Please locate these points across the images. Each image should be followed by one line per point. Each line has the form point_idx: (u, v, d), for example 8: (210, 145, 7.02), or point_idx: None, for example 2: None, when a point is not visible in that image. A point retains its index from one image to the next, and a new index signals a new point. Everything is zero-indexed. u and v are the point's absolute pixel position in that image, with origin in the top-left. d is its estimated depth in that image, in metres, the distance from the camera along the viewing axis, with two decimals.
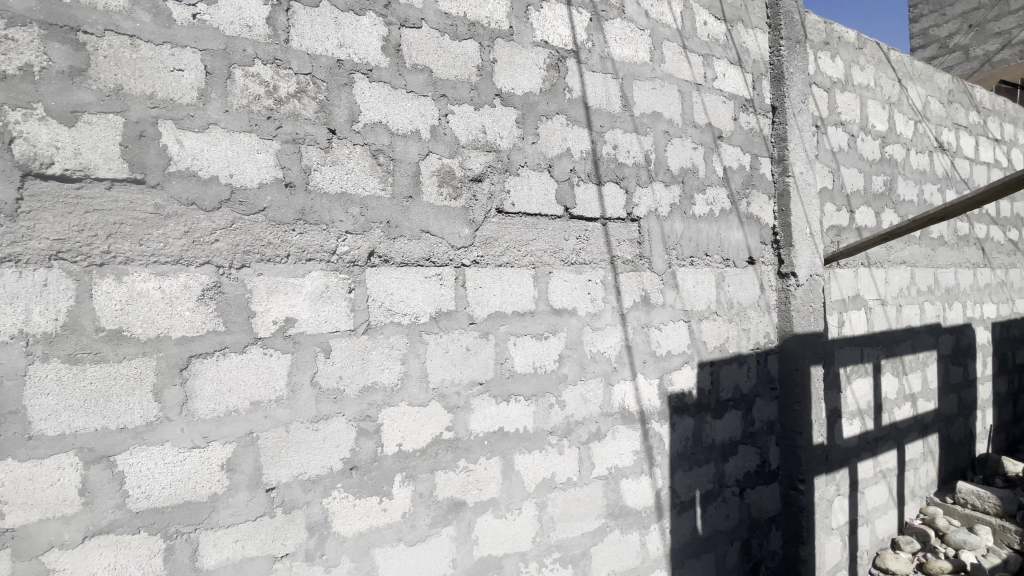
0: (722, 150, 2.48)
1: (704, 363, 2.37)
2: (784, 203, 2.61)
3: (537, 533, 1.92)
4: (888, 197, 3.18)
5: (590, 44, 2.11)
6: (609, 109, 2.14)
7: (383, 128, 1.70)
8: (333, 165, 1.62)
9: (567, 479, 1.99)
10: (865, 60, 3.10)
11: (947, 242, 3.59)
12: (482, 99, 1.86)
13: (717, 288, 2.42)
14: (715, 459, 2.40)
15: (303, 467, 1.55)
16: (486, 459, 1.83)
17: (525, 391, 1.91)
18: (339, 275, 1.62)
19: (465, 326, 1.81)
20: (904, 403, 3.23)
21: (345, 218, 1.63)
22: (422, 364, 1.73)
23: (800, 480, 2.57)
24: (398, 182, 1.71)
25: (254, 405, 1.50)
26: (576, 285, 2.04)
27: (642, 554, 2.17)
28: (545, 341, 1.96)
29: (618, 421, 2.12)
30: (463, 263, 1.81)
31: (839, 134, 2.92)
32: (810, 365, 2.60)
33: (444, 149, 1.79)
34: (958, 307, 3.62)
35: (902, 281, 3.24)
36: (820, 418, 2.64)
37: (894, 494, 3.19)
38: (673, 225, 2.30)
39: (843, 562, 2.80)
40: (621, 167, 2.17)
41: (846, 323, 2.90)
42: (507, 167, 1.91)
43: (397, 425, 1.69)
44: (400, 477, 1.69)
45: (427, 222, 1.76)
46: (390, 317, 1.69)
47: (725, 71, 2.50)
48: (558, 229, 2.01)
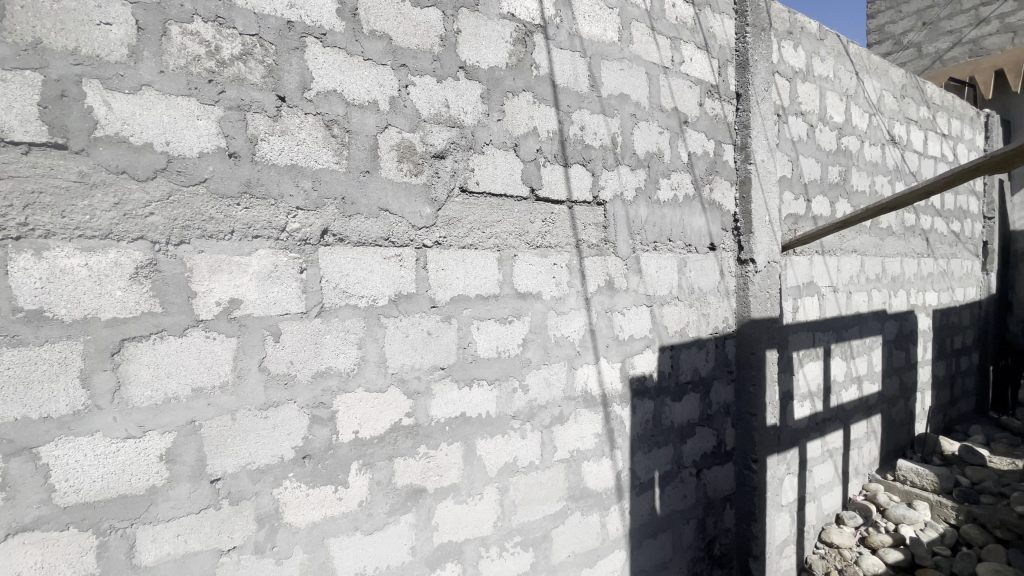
0: (687, 136, 2.48)
1: (665, 347, 2.40)
2: (745, 190, 2.65)
3: (498, 517, 1.90)
4: (842, 187, 3.29)
5: (559, 19, 2.05)
6: (576, 89, 2.10)
7: (338, 97, 1.59)
8: (283, 134, 1.51)
9: (529, 463, 1.98)
10: (825, 52, 3.17)
11: (894, 233, 3.76)
12: (445, 71, 1.78)
13: (679, 273, 2.45)
14: (674, 441, 2.45)
15: (252, 456, 1.47)
16: (447, 445, 1.79)
17: (488, 376, 1.88)
18: (289, 254, 1.52)
19: (426, 310, 1.75)
20: (849, 385, 3.39)
21: (296, 192, 1.53)
22: (381, 348, 1.67)
23: (753, 460, 2.66)
24: (354, 156, 1.62)
25: (196, 393, 1.40)
26: (541, 269, 2.00)
27: (603, 535, 2.20)
28: (509, 326, 1.92)
29: (581, 405, 2.12)
30: (425, 243, 1.74)
31: (799, 124, 2.99)
32: (765, 349, 2.67)
33: (404, 122, 1.71)
34: (900, 294, 3.82)
35: (852, 270, 3.38)
36: (774, 400, 2.73)
37: (838, 471, 3.37)
38: (638, 210, 2.30)
39: (790, 536, 2.93)
40: (588, 149, 2.14)
41: (800, 309, 3.00)
42: (472, 145, 1.84)
43: (354, 412, 1.62)
44: (357, 464, 1.63)
45: (386, 199, 1.67)
46: (345, 299, 1.60)
47: (692, 56, 2.50)
48: (524, 211, 1.96)
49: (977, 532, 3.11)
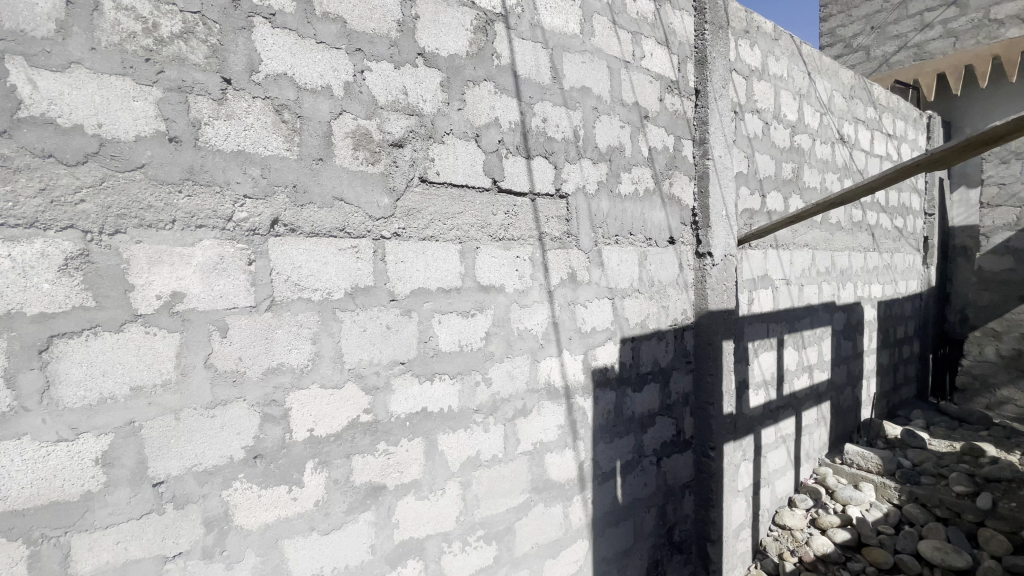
0: (648, 131, 2.51)
1: (626, 339, 2.43)
2: (703, 185, 2.71)
3: (460, 512, 1.88)
4: (795, 183, 3.41)
5: (520, 9, 2.03)
6: (538, 80, 2.09)
7: (289, 81, 1.53)
8: (229, 118, 1.43)
9: (492, 456, 1.97)
10: (780, 51, 3.27)
11: (843, 228, 3.94)
12: (402, 57, 1.73)
13: (640, 266, 2.48)
14: (635, 431, 2.49)
15: (198, 457, 1.39)
16: (408, 441, 1.76)
17: (450, 370, 1.85)
18: (236, 245, 1.45)
19: (385, 303, 1.70)
20: (801, 374, 3.53)
21: (243, 180, 1.46)
22: (337, 343, 1.61)
23: (711, 447, 2.74)
24: (306, 142, 1.56)
25: (135, 392, 1.32)
26: (503, 261, 1.99)
27: (566, 525, 2.21)
28: (471, 319, 1.90)
29: (544, 397, 2.12)
30: (383, 234, 1.70)
31: (755, 121, 3.07)
32: (722, 340, 2.75)
33: (360, 109, 1.65)
34: (848, 287, 4.00)
35: (804, 263, 3.52)
36: (731, 389, 2.81)
37: (791, 457, 3.51)
38: (600, 203, 2.31)
39: (746, 520, 3.04)
40: (551, 142, 2.13)
41: (755, 301, 3.09)
42: (431, 134, 1.80)
43: (308, 409, 1.56)
44: (312, 463, 1.57)
45: (341, 188, 1.62)
46: (298, 292, 1.54)
47: (652, 51, 2.52)
48: (486, 202, 1.94)
49: (917, 511, 3.30)
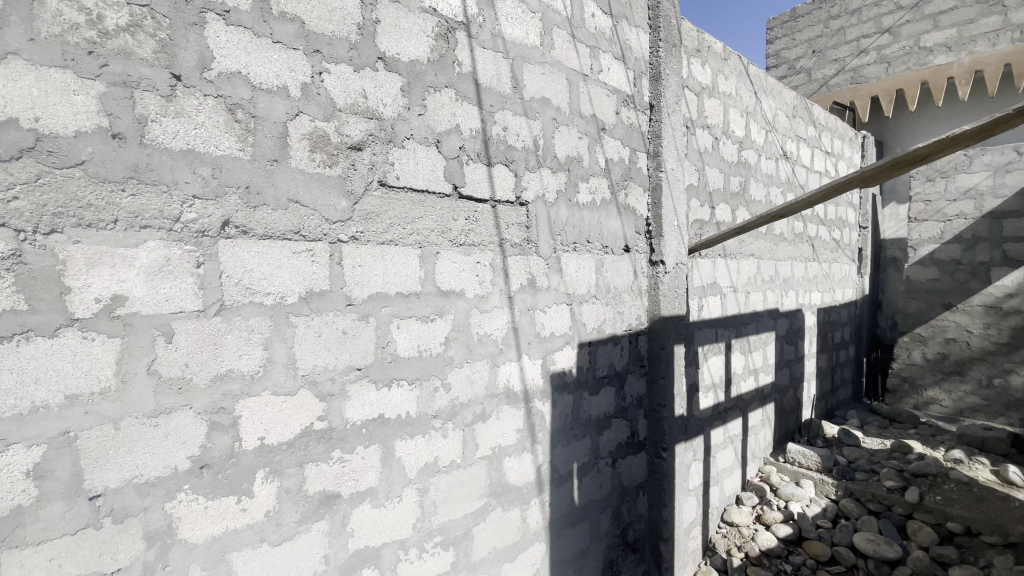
0: (605, 142, 2.59)
1: (583, 343, 2.49)
2: (657, 196, 2.82)
3: (418, 519, 1.87)
4: (742, 196, 3.59)
5: (481, 19, 2.06)
6: (499, 89, 2.12)
7: (243, 79, 1.49)
8: (178, 116, 1.39)
9: (450, 462, 1.97)
10: (728, 71, 3.44)
11: (786, 239, 4.17)
12: (362, 60, 1.72)
13: (597, 273, 2.55)
14: (591, 433, 2.54)
15: (139, 468, 1.33)
16: (364, 448, 1.73)
17: (408, 375, 1.84)
18: (183, 247, 1.40)
19: (341, 308, 1.68)
20: (747, 377, 3.71)
21: (192, 179, 1.41)
22: (290, 349, 1.58)
23: (663, 449, 2.84)
24: (260, 143, 1.52)
25: (70, 401, 1.24)
26: (464, 267, 2.00)
27: (523, 528, 2.23)
28: (431, 324, 1.90)
29: (503, 401, 2.14)
30: (340, 238, 1.67)
31: (705, 136, 3.22)
32: (674, 345, 2.85)
33: (318, 110, 1.63)
34: (791, 295, 4.24)
35: (750, 271, 3.70)
36: (682, 392, 2.92)
37: (739, 456, 3.67)
38: (559, 211, 2.37)
39: (696, 519, 3.16)
40: (511, 150, 2.17)
41: (705, 308, 3.23)
42: (391, 138, 1.79)
43: (259, 417, 1.52)
44: (262, 473, 1.53)
45: (297, 190, 1.59)
46: (249, 297, 1.50)
47: (610, 66, 2.61)
48: (446, 208, 1.95)
49: (852, 506, 3.51)
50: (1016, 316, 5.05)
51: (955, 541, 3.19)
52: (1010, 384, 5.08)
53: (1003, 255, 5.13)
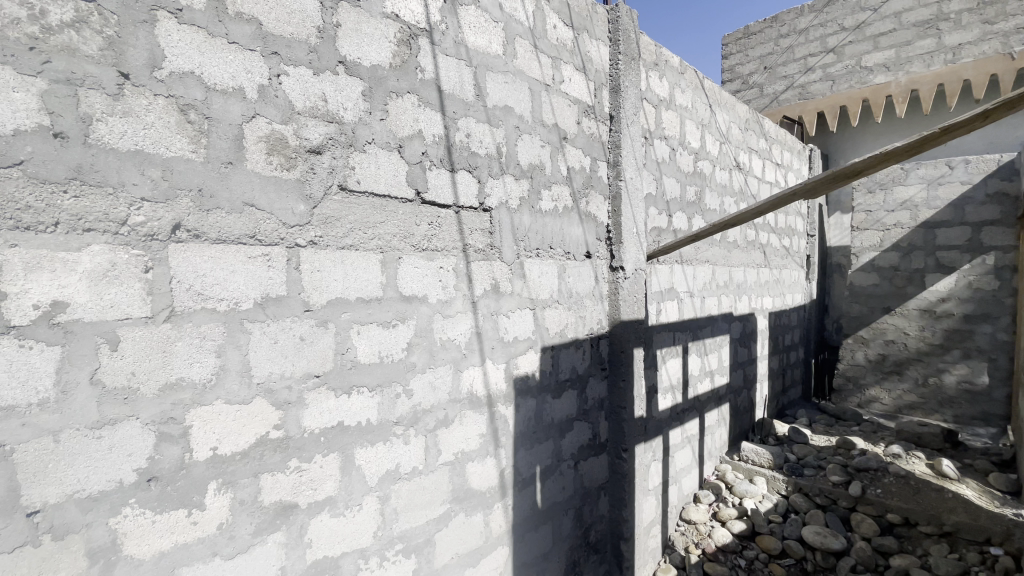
0: (566, 151, 2.65)
1: (546, 347, 2.53)
2: (617, 204, 2.89)
3: (378, 527, 1.85)
4: (698, 204, 3.73)
5: (444, 26, 2.07)
6: (462, 97, 2.14)
7: (196, 80, 1.45)
8: (125, 116, 1.34)
9: (412, 469, 1.95)
10: (685, 84, 3.58)
11: (739, 246, 4.36)
12: (322, 63, 1.71)
13: (559, 278, 2.60)
14: (554, 436, 2.58)
15: (82, 483, 1.27)
16: (322, 457, 1.70)
17: (369, 382, 1.82)
18: (130, 251, 1.34)
19: (299, 313, 1.65)
20: (704, 379, 3.84)
21: (141, 181, 1.36)
22: (244, 356, 1.54)
23: (624, 449, 2.91)
24: (214, 145, 1.49)
25: (6, 412, 1.18)
26: (426, 272, 2.00)
27: (486, 533, 2.24)
28: (392, 330, 1.89)
29: (466, 406, 2.15)
30: (297, 243, 1.65)
31: (663, 147, 3.34)
32: (634, 348, 2.92)
33: (275, 113, 1.61)
34: (744, 299, 4.43)
35: (706, 277, 3.85)
36: (642, 394, 2.99)
37: (696, 456, 3.80)
38: (522, 218, 2.40)
39: (655, 518, 3.24)
40: (474, 156, 2.18)
41: (663, 312, 3.34)
42: (352, 142, 1.78)
43: (211, 427, 1.48)
44: (215, 484, 1.48)
45: (252, 194, 1.56)
46: (201, 302, 1.46)
47: (571, 76, 2.67)
48: (408, 213, 1.94)
49: (802, 501, 3.68)
50: (948, 319, 5.44)
51: (895, 532, 3.41)
52: (943, 383, 5.45)
53: (936, 262, 5.51)
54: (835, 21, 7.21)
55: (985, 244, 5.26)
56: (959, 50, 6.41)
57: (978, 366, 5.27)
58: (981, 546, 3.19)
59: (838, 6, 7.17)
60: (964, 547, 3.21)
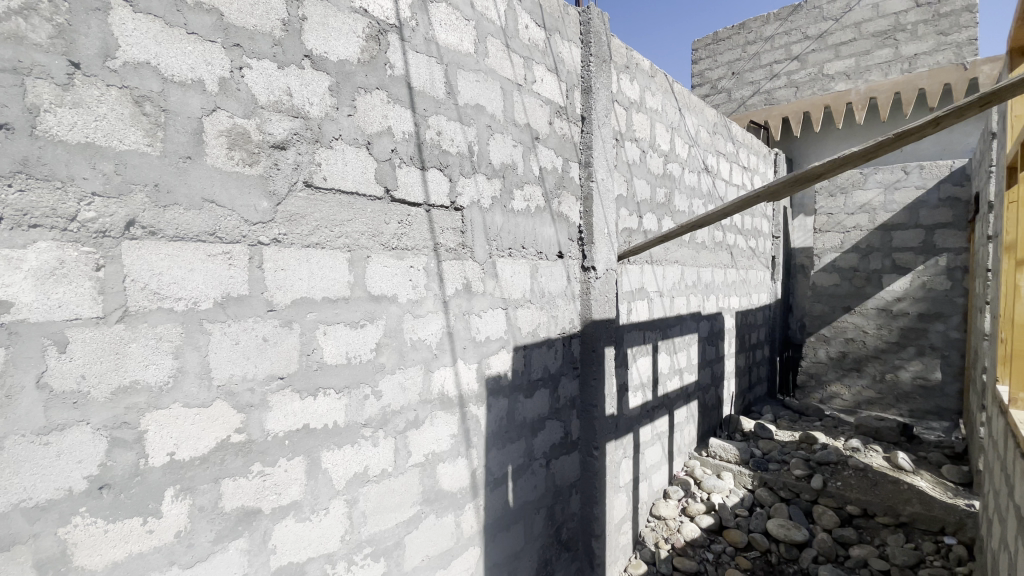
0: (538, 151, 2.65)
1: (518, 347, 2.53)
2: (588, 205, 2.92)
3: (346, 531, 1.81)
4: (668, 206, 3.80)
5: (414, 23, 2.05)
6: (432, 94, 2.12)
7: (152, 71, 1.40)
8: (76, 107, 1.27)
9: (381, 471, 1.92)
10: (655, 88, 3.63)
11: (707, 247, 4.46)
12: (287, 57, 1.67)
13: (531, 278, 2.60)
14: (525, 436, 2.58)
15: (28, 492, 1.20)
16: (287, 461, 1.66)
17: (335, 384, 1.78)
18: (80, 248, 1.28)
19: (262, 313, 1.61)
20: (673, 377, 3.92)
21: (92, 175, 1.30)
22: (204, 358, 1.49)
23: (595, 447, 2.94)
24: (171, 139, 1.43)
25: None
26: (396, 271, 1.98)
27: (457, 534, 2.23)
28: (360, 330, 1.86)
29: (437, 407, 2.13)
30: (260, 240, 1.60)
31: (633, 149, 3.39)
32: (605, 347, 2.96)
33: (237, 107, 1.56)
34: (712, 299, 4.53)
35: (675, 277, 3.92)
36: (612, 392, 3.03)
37: (666, 453, 3.87)
38: (494, 217, 2.40)
39: (625, 514, 3.29)
40: (445, 155, 2.17)
41: (634, 311, 3.39)
42: (318, 138, 1.74)
43: (168, 431, 1.42)
44: (173, 491, 1.43)
45: (212, 189, 1.51)
46: (157, 302, 1.40)
47: (543, 77, 2.68)
48: (377, 211, 1.91)
49: (767, 494, 3.79)
50: (904, 317, 5.68)
51: (855, 523, 3.54)
52: (900, 379, 5.70)
53: (892, 263, 5.76)
54: (799, 29, 7.46)
55: (938, 246, 5.52)
56: (914, 60, 6.70)
57: (932, 362, 5.52)
58: (936, 535, 3.34)
59: (802, 15, 7.42)
60: (920, 536, 3.36)
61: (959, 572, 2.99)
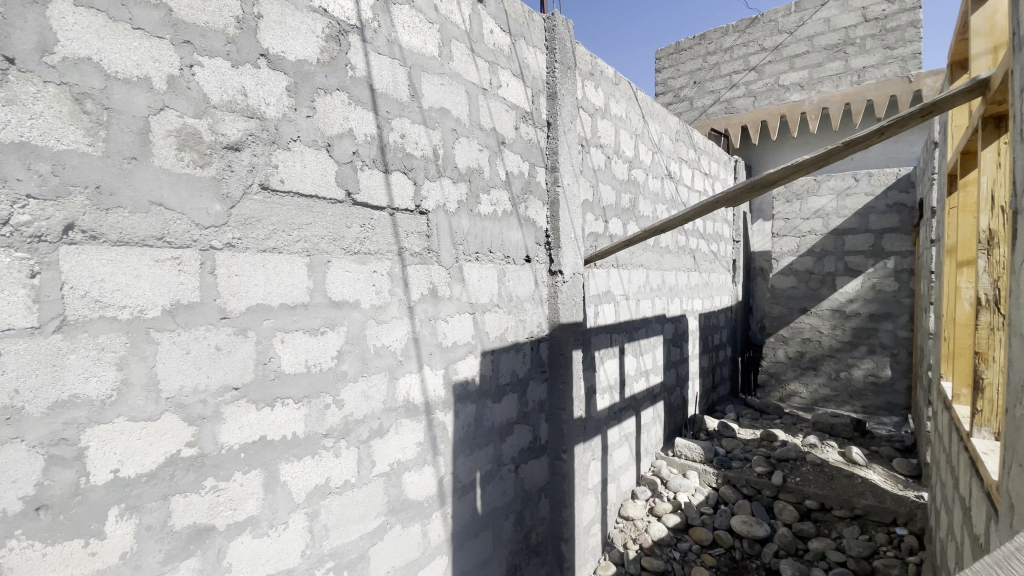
0: (504, 156, 2.65)
1: (486, 351, 2.51)
2: (555, 210, 2.94)
3: (307, 545, 1.75)
4: (632, 211, 3.87)
5: (376, 24, 2.02)
6: (396, 97, 2.09)
7: (94, 67, 1.32)
8: (8, 104, 1.19)
9: (344, 482, 1.87)
10: (619, 95, 3.70)
11: (671, 250, 4.56)
12: (242, 56, 1.61)
13: (499, 282, 2.60)
14: (493, 441, 2.56)
15: None
16: (242, 474, 1.59)
17: (294, 394, 1.73)
18: (13, 253, 1.20)
19: (214, 321, 1.54)
20: (639, 378, 3.98)
21: (26, 176, 1.22)
22: (151, 368, 1.41)
23: (563, 450, 2.95)
24: (115, 138, 1.36)
25: None
26: (358, 277, 1.93)
27: (424, 544, 2.19)
28: (320, 337, 1.80)
29: (402, 415, 2.09)
30: (213, 245, 1.54)
31: (599, 155, 3.44)
32: (573, 350, 2.97)
33: (187, 106, 1.49)
34: (676, 302, 4.64)
35: (640, 281, 3.99)
36: (580, 395, 3.05)
37: (633, 454, 3.93)
38: (461, 221, 2.38)
39: (594, 517, 3.31)
40: (409, 158, 2.14)
41: (600, 314, 3.42)
42: (275, 139, 1.69)
43: (111, 447, 1.34)
44: (117, 510, 1.35)
45: (159, 192, 1.44)
46: (98, 310, 1.32)
47: (508, 82, 2.69)
48: (337, 214, 1.87)
49: (730, 492, 3.87)
50: (856, 318, 5.95)
51: (813, 517, 3.66)
52: (853, 376, 5.96)
53: (845, 266, 6.02)
54: (756, 42, 7.76)
55: (886, 250, 5.81)
56: (863, 73, 7.07)
57: (882, 360, 5.80)
58: (888, 526, 3.49)
59: (758, 28, 7.72)
60: (873, 527, 3.50)
61: (910, 562, 3.13)
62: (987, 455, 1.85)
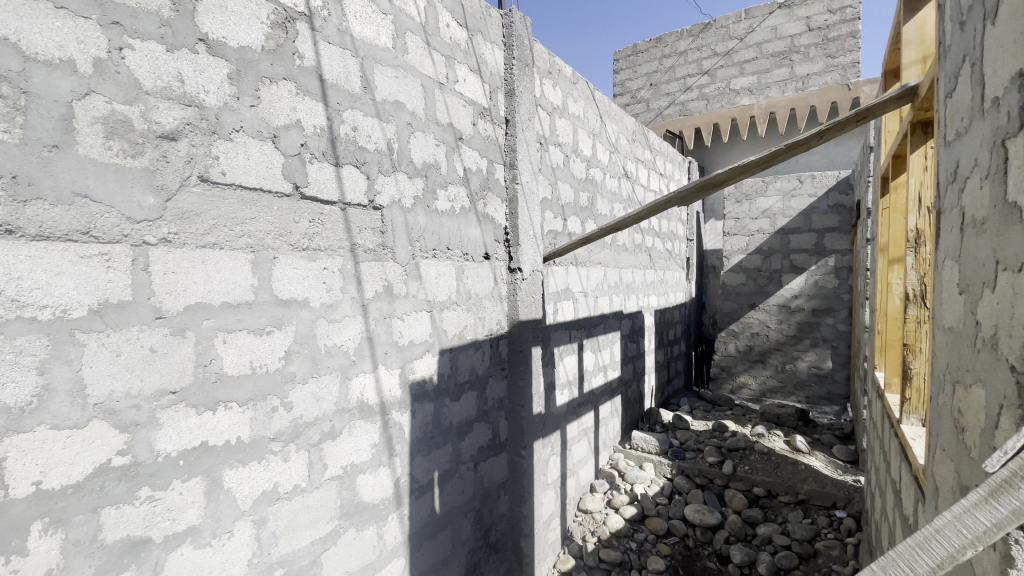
0: (462, 152, 2.63)
1: (444, 350, 2.49)
2: (513, 207, 2.94)
3: (253, 554, 1.68)
4: (591, 209, 3.93)
5: (326, 12, 1.95)
6: (347, 88, 2.03)
7: (9, 47, 1.21)
8: None
9: (294, 487, 1.80)
10: (577, 94, 3.74)
11: (628, 248, 4.66)
12: (179, 40, 1.52)
13: (457, 279, 2.57)
14: (451, 440, 2.54)
15: None
16: (181, 482, 1.51)
17: (238, 397, 1.65)
18: None
19: (148, 321, 1.45)
20: (597, 373, 4.05)
21: None
22: (76, 373, 1.31)
23: (522, 447, 2.96)
24: (33, 125, 1.25)
25: None
26: (307, 274, 1.86)
27: (380, 546, 2.15)
28: (266, 338, 1.73)
29: (356, 417, 2.04)
30: (146, 240, 1.44)
31: (557, 154, 3.47)
32: (532, 347, 2.98)
33: (116, 91, 1.39)
34: (633, 298, 4.74)
35: (598, 278, 4.06)
36: (539, 391, 3.07)
37: (591, 448, 4.00)
38: (417, 218, 2.34)
39: (553, 511, 3.35)
40: (362, 151, 2.08)
41: (559, 311, 3.46)
42: (215, 129, 1.60)
43: (32, 458, 1.24)
44: (39, 525, 1.25)
45: (85, 183, 1.34)
46: (15, 311, 1.22)
47: (465, 77, 2.66)
48: (284, 209, 1.80)
49: (684, 482, 4.01)
50: (800, 313, 6.27)
51: (760, 503, 3.82)
52: (798, 368, 6.28)
53: (790, 263, 6.33)
54: (709, 47, 8.02)
55: (828, 248, 6.14)
56: (807, 79, 7.44)
57: (824, 352, 6.13)
58: (829, 509, 3.67)
59: (711, 33, 7.98)
60: (816, 511, 3.68)
61: (849, 543, 3.31)
62: (915, 441, 1.97)
